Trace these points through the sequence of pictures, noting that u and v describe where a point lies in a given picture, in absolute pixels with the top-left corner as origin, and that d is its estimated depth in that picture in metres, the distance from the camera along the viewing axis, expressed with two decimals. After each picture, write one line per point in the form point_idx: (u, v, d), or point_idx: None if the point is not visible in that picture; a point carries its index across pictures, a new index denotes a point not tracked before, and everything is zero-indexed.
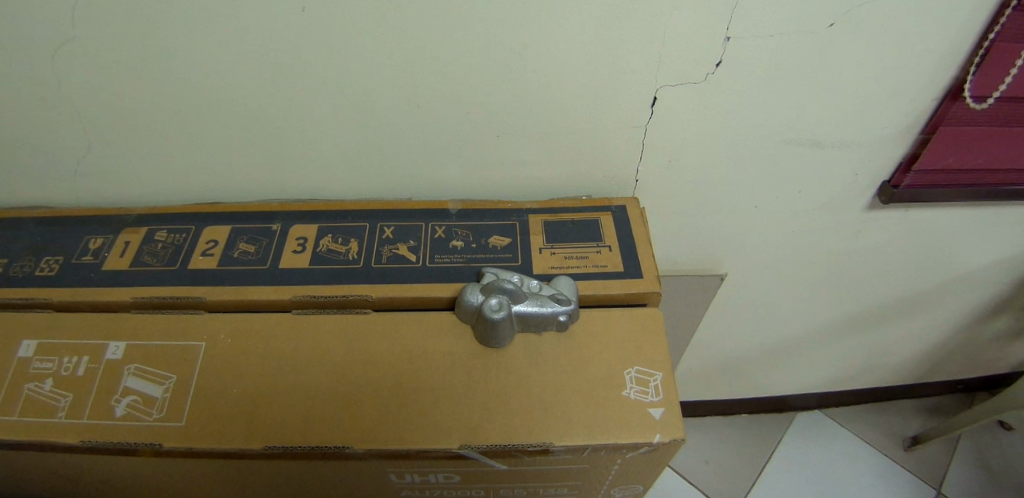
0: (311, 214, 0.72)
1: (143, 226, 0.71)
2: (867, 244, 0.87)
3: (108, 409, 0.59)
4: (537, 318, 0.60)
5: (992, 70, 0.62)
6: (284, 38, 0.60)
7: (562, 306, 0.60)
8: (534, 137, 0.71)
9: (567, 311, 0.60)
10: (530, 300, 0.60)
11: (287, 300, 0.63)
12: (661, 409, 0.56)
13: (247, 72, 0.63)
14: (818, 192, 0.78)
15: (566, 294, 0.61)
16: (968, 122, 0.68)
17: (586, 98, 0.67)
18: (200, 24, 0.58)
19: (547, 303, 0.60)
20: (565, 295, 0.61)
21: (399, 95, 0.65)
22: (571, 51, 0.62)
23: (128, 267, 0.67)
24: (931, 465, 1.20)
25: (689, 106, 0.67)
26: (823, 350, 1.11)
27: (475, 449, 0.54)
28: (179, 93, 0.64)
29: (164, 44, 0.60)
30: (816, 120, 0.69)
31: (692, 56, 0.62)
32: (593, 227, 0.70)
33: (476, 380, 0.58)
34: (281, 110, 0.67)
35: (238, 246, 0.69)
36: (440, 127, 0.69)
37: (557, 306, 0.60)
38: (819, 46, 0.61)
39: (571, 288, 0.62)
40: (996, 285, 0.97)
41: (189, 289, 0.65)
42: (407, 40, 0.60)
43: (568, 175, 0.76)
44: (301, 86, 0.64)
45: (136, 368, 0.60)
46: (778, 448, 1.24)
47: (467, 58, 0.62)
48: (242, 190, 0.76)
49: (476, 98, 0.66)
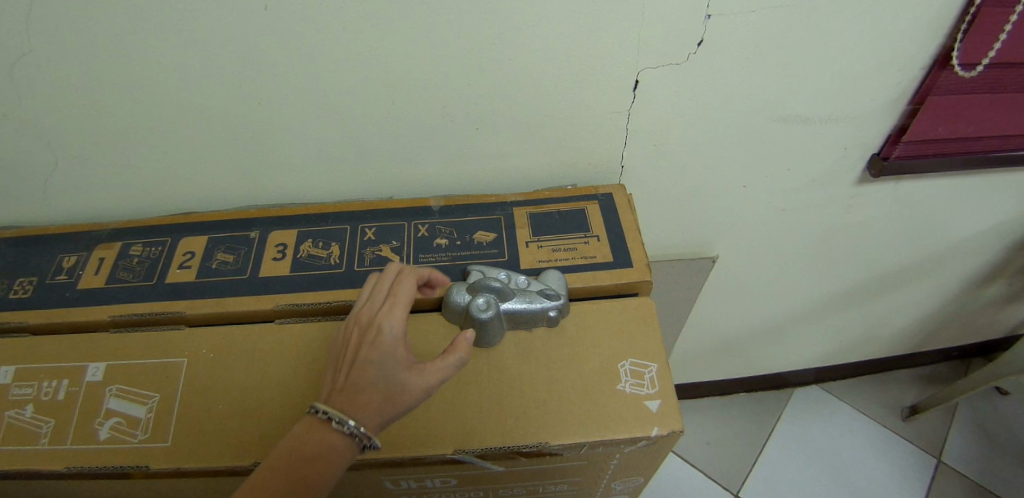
0: (289, 219, 0.70)
1: (118, 241, 0.69)
2: (860, 218, 0.86)
3: (92, 433, 0.57)
4: (527, 315, 0.58)
5: (979, 36, 0.61)
6: (247, 40, 0.57)
7: (551, 301, 0.58)
8: (515, 128, 0.69)
9: (557, 306, 0.59)
10: (518, 297, 0.58)
11: (270, 310, 0.62)
12: (658, 401, 0.55)
13: (212, 75, 0.60)
14: (808, 168, 0.77)
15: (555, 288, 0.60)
16: (957, 90, 0.66)
17: (567, 85, 0.64)
18: (158, 30, 0.56)
19: (536, 299, 0.58)
20: (554, 289, 0.59)
21: (372, 91, 0.63)
22: (547, 37, 0.59)
23: (104, 284, 0.65)
24: (929, 432, 1.21)
25: (673, 87, 0.65)
26: (818, 326, 1.11)
27: (470, 453, 0.53)
28: (144, 102, 0.62)
29: (123, 53, 0.57)
30: (803, 96, 0.67)
31: (674, 36, 0.60)
32: (580, 217, 0.68)
33: (466, 382, 0.57)
34: (251, 115, 0.64)
35: (216, 256, 0.67)
36: (418, 123, 0.67)
37: (547, 301, 0.58)
38: (802, 18, 0.60)
39: (559, 282, 0.60)
40: (988, 252, 0.97)
41: (167, 304, 0.63)
42: (377, 35, 0.58)
43: (552, 165, 0.74)
44: (271, 88, 0.62)
45: (117, 389, 0.59)
46: (777, 424, 1.24)
47: (440, 50, 0.60)
48: (217, 197, 0.74)
49: (451, 91, 0.64)
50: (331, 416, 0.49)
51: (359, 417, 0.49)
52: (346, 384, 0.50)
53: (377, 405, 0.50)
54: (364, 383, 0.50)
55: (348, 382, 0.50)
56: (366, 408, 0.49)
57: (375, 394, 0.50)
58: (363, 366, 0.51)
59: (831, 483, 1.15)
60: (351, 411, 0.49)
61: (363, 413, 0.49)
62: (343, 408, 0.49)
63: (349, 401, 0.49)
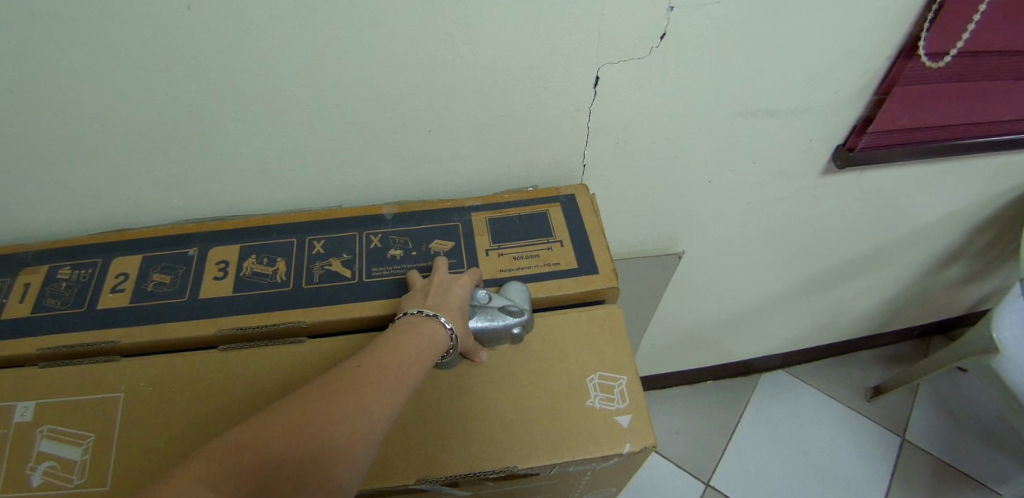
0: (230, 233, 0.66)
1: (44, 263, 0.64)
2: (825, 208, 0.85)
3: (22, 479, 0.53)
4: (489, 333, 0.56)
5: (946, 26, 0.59)
6: (168, 42, 0.52)
7: (514, 318, 0.56)
8: (470, 129, 0.65)
9: (521, 322, 0.56)
10: (480, 315, 0.55)
11: (212, 335, 0.58)
12: (628, 416, 0.54)
13: (131, 81, 0.54)
14: (772, 162, 0.75)
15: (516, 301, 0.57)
16: (922, 80, 0.65)
17: (521, 81, 0.60)
18: (64, 35, 0.50)
19: (500, 315, 0.56)
20: (516, 304, 0.57)
21: (313, 94, 0.58)
22: (498, 34, 0.55)
23: (30, 313, 0.60)
24: (893, 408, 1.24)
25: (635, 84, 0.62)
26: (787, 312, 1.11)
27: (433, 482, 0.51)
28: (58, 114, 0.56)
29: (26, 60, 0.51)
30: (767, 90, 0.65)
31: (634, 30, 0.57)
32: (542, 221, 0.65)
33: (427, 407, 0.54)
34: (183, 124, 0.59)
35: (152, 277, 0.62)
36: (366, 128, 0.63)
37: (509, 318, 0.56)
38: (767, 9, 0.57)
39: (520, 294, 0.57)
40: (950, 235, 0.98)
41: (100, 333, 0.59)
42: (314, 37, 0.53)
43: (511, 166, 0.70)
44: (201, 94, 0.56)
45: (48, 430, 0.54)
46: (747, 408, 1.26)
47: (385, 51, 0.55)
48: (152, 212, 0.69)
49: (399, 94, 0.60)
50: (436, 313, 0.51)
51: (454, 321, 0.52)
52: (440, 299, 0.53)
53: (462, 324, 0.52)
54: (456, 301, 0.53)
55: (439, 299, 0.53)
56: (458, 318, 0.52)
57: (462, 313, 0.53)
58: (454, 290, 0.54)
59: (799, 463, 1.17)
60: (448, 313, 0.51)
61: (456, 322, 0.52)
62: (440, 308, 0.52)
63: (447, 309, 0.52)
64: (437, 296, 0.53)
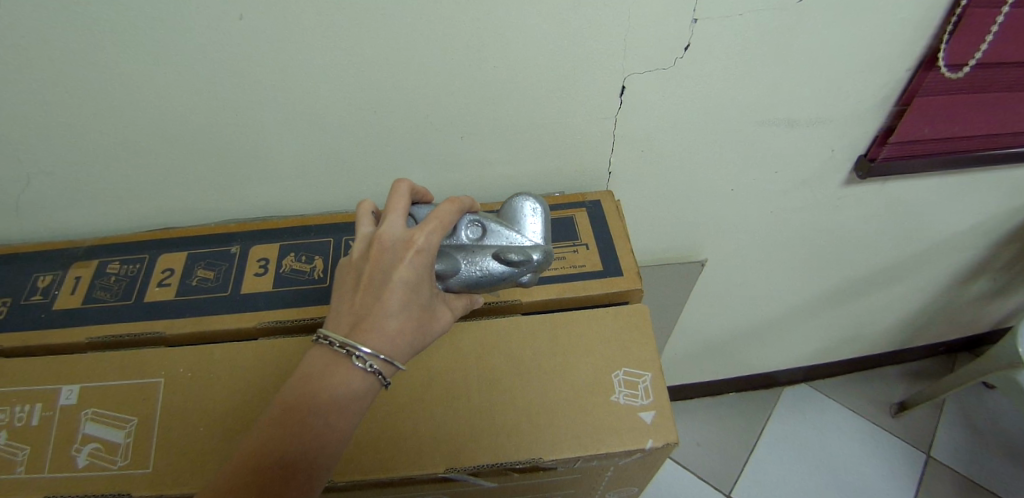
0: (270, 233, 0.69)
1: (94, 259, 0.67)
2: (847, 218, 0.86)
3: (70, 459, 0.55)
4: (497, 281, 0.54)
5: (966, 38, 0.61)
6: (224, 51, 0.55)
7: (518, 268, 0.53)
8: (501, 136, 0.68)
9: (527, 270, 0.53)
10: (476, 265, 0.53)
11: (253, 327, 0.61)
12: (652, 412, 0.55)
13: (186, 87, 0.58)
14: (793, 171, 0.77)
15: (531, 237, 0.55)
16: (943, 91, 0.66)
17: (551, 91, 0.63)
18: (128, 43, 0.54)
19: (494, 265, 0.53)
20: (518, 250, 0.52)
21: (353, 100, 0.61)
22: (529, 45, 0.58)
23: (80, 305, 0.64)
24: (918, 426, 1.22)
25: (661, 93, 0.65)
26: (807, 325, 1.11)
27: (462, 471, 0.52)
28: (116, 116, 0.60)
29: (92, 66, 0.55)
30: (789, 101, 0.67)
31: (660, 42, 0.59)
32: (569, 225, 0.67)
33: (456, 397, 0.55)
34: (230, 128, 0.63)
35: (196, 273, 0.65)
36: (402, 133, 0.66)
37: (512, 269, 0.53)
38: (788, 22, 0.59)
39: (538, 223, 0.55)
40: (974, 248, 0.98)
41: (146, 324, 0.61)
42: (358, 45, 0.56)
43: (539, 172, 0.73)
44: (249, 99, 0.60)
45: (94, 414, 0.57)
46: (768, 423, 1.24)
47: (424, 61, 0.59)
48: (196, 212, 0.72)
49: (435, 101, 0.63)
50: (352, 350, 0.45)
51: (389, 343, 0.46)
52: (370, 309, 0.46)
53: (405, 334, 0.47)
54: (390, 309, 0.46)
55: (371, 307, 0.46)
56: (395, 334, 0.46)
57: (402, 321, 0.46)
58: (387, 290, 0.46)
59: (821, 480, 1.16)
60: (377, 339, 0.45)
61: (392, 342, 0.46)
62: (365, 332, 0.45)
63: (370, 335, 0.45)
64: (369, 303, 0.46)
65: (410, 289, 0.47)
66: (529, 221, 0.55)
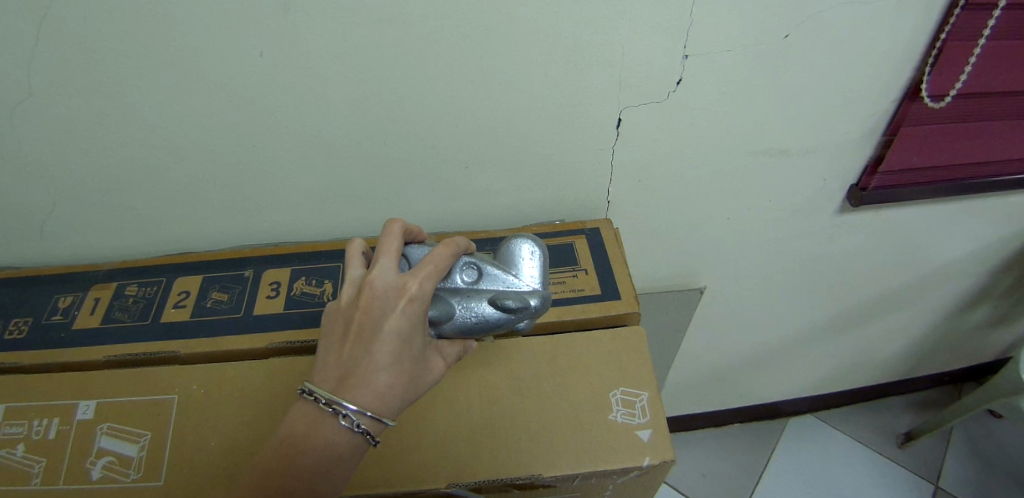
0: (282, 257, 0.72)
1: (113, 281, 0.70)
2: (842, 246, 0.88)
3: (84, 472, 0.57)
4: (493, 328, 0.54)
5: (946, 69, 0.65)
6: (246, 85, 0.60)
7: (514, 314, 0.53)
8: (503, 166, 0.71)
9: (523, 317, 0.54)
10: (472, 309, 0.53)
11: (263, 347, 0.63)
12: (649, 431, 0.56)
13: (209, 118, 0.62)
14: (787, 200, 0.79)
15: (529, 281, 0.55)
16: (927, 120, 0.70)
17: (551, 123, 0.67)
18: (159, 78, 0.58)
19: (489, 310, 0.53)
20: (513, 294, 0.53)
21: (365, 131, 0.65)
22: (530, 80, 0.62)
23: (99, 324, 0.66)
24: (928, 458, 1.20)
25: (655, 124, 0.68)
26: (809, 353, 1.12)
27: (463, 487, 0.53)
28: (143, 145, 0.64)
29: (124, 99, 0.60)
30: (777, 132, 0.71)
31: (652, 76, 0.63)
32: (569, 251, 0.70)
33: (458, 415, 0.57)
34: (248, 157, 0.67)
35: (211, 295, 0.68)
36: (409, 162, 0.69)
37: (508, 315, 0.53)
38: (773, 57, 0.63)
39: (536, 267, 0.55)
40: (971, 276, 0.99)
41: (162, 344, 0.64)
42: (370, 80, 0.61)
43: (539, 201, 0.76)
44: (267, 130, 0.64)
45: (109, 428, 0.59)
46: (774, 454, 1.23)
47: (431, 95, 0.63)
48: (212, 238, 0.76)
49: (441, 133, 0.67)
50: (339, 408, 0.44)
51: (378, 400, 0.45)
52: (358, 363, 0.45)
53: (396, 388, 0.46)
54: (380, 364, 0.45)
55: (359, 361, 0.45)
56: (385, 390, 0.45)
57: (393, 376, 0.46)
58: (377, 345, 0.45)
59: None
60: (365, 396, 0.44)
61: (381, 397, 0.45)
62: (353, 387, 0.45)
63: (358, 392, 0.44)
64: (358, 355, 0.45)
65: (401, 341, 0.46)
66: (527, 265, 0.55)
